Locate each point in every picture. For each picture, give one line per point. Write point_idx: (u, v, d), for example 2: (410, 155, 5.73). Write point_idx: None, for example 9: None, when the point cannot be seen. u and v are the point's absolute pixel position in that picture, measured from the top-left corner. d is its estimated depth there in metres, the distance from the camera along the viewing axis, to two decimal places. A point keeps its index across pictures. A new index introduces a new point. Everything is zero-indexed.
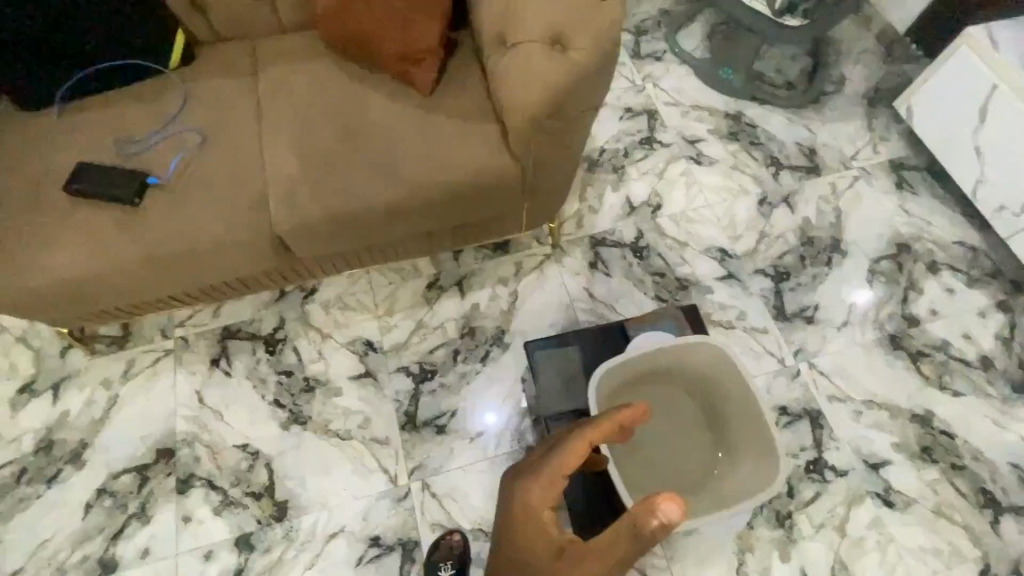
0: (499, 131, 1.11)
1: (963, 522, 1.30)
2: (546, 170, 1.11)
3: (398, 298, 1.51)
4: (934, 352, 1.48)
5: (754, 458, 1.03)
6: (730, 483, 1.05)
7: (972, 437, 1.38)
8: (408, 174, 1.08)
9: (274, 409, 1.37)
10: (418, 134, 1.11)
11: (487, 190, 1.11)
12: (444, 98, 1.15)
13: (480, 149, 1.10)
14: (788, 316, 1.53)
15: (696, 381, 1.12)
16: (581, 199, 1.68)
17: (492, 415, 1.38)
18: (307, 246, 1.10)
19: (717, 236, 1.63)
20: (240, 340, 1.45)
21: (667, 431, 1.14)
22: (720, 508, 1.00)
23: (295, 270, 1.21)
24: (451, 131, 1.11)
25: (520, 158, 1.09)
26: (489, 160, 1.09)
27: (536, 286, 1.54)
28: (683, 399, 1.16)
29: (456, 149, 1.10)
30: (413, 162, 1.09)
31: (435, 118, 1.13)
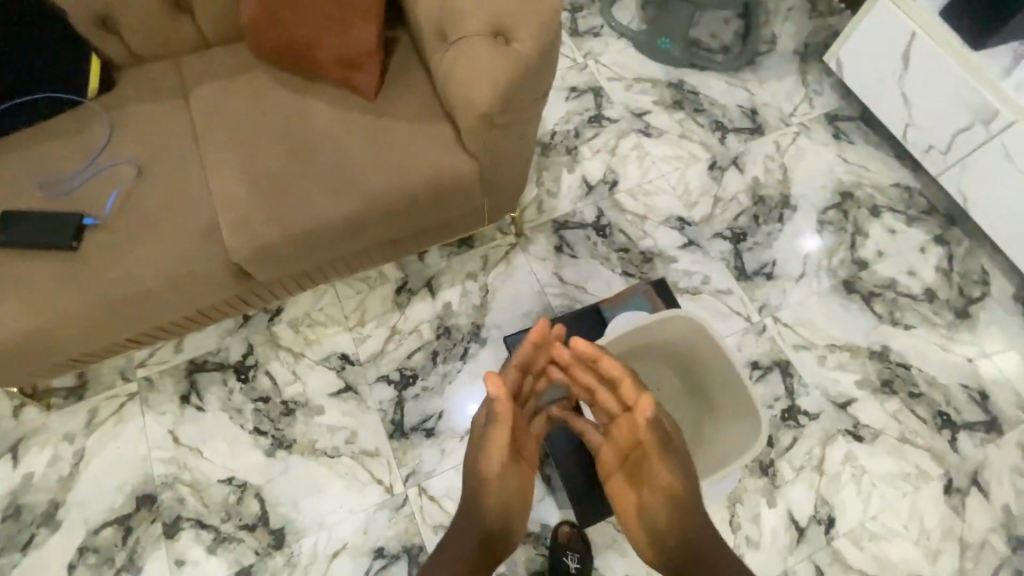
0: (452, 129, 1.10)
1: (926, 444, 1.40)
2: (504, 163, 1.10)
3: (368, 307, 1.49)
4: (883, 292, 1.58)
5: (736, 416, 1.09)
6: (717, 443, 1.11)
7: (925, 365, 1.49)
8: (364, 184, 1.05)
9: (256, 437, 1.34)
10: (369, 142, 1.08)
11: (448, 191, 1.10)
12: (392, 101, 1.12)
13: (435, 149, 1.08)
14: (749, 275, 1.59)
15: (672, 352, 1.16)
16: (538, 184, 1.68)
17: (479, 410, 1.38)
18: (269, 270, 1.06)
19: (674, 205, 1.67)
20: (208, 372, 1.39)
21: None
22: (713, 471, 1.06)
23: (257, 296, 1.16)
24: (402, 134, 1.09)
25: (477, 154, 1.08)
26: (446, 160, 1.07)
27: (506, 277, 1.54)
28: (662, 368, 1.18)
29: (409, 153, 1.07)
30: (368, 170, 1.06)
31: (384, 123, 1.10)
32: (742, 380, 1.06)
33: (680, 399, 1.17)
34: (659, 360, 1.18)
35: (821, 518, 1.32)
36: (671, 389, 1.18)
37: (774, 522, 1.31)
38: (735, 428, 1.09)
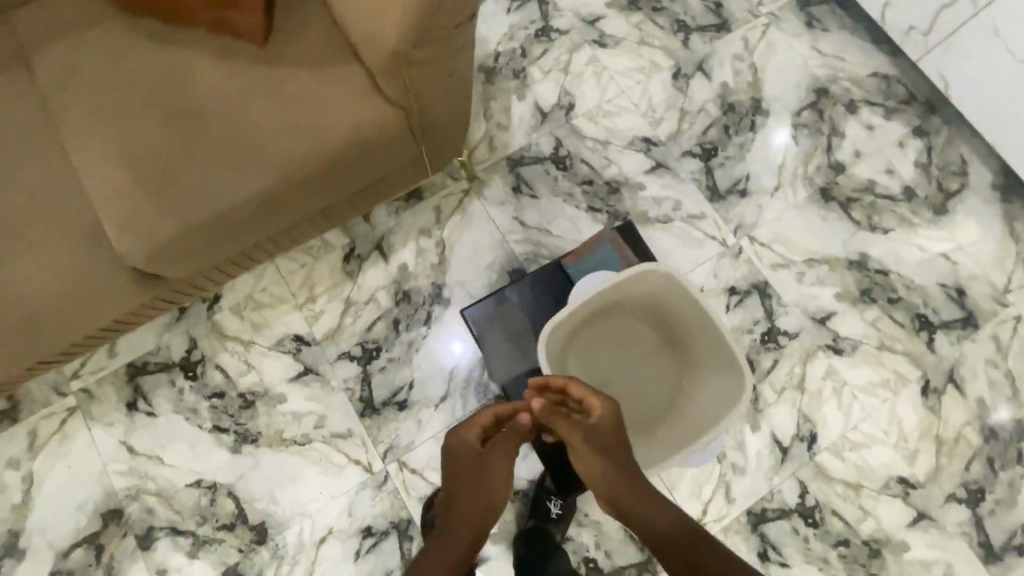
0: (365, 72, 0.91)
1: (904, 348, 1.39)
2: (435, 104, 0.94)
3: (317, 280, 1.36)
4: (861, 195, 1.50)
5: (718, 370, 1.08)
6: (703, 399, 1.10)
7: (903, 268, 1.45)
8: (271, 154, 0.89)
9: (218, 435, 1.25)
10: (268, 101, 0.90)
11: (374, 148, 0.94)
12: (287, 43, 0.92)
13: (349, 100, 0.90)
14: (722, 195, 1.48)
15: (646, 309, 1.12)
16: (486, 117, 1.50)
17: (459, 344, 1.33)
18: (179, 270, 0.92)
19: (638, 125, 1.52)
20: (152, 374, 1.28)
21: (633, 364, 1.14)
22: (704, 432, 1.04)
23: (177, 295, 1.02)
24: (306, 85, 0.90)
25: (400, 100, 0.91)
26: (365, 110, 0.90)
27: (462, 229, 1.41)
28: (640, 325, 1.15)
29: (318, 109, 0.90)
30: (274, 136, 0.89)
31: (281, 72, 0.91)
32: (727, 338, 1.04)
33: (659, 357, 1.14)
34: (636, 317, 1.14)
35: (804, 435, 1.32)
36: (649, 348, 1.14)
37: (759, 446, 1.31)
38: (720, 390, 1.07)
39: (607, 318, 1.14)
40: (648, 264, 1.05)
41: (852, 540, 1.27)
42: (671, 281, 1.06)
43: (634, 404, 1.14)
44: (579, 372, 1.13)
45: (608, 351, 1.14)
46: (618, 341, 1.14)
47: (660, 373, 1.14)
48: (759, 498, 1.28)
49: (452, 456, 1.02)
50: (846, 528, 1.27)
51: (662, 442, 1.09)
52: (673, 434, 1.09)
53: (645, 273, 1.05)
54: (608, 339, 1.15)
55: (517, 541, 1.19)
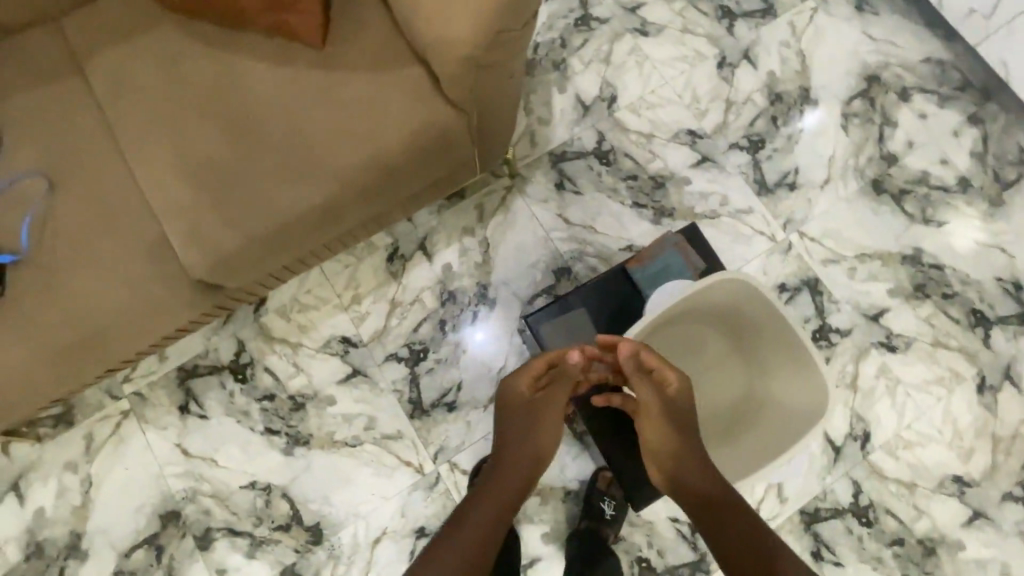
0: (424, 76, 0.89)
1: (959, 345, 1.36)
2: (496, 105, 0.91)
3: (361, 281, 1.35)
4: (914, 187, 1.45)
5: (792, 382, 1.09)
6: (774, 409, 1.11)
7: (958, 262, 1.41)
8: (330, 161, 0.87)
9: (270, 438, 1.26)
10: (326, 107, 0.88)
11: (434, 152, 0.92)
12: (343, 47, 0.90)
13: (408, 102, 0.88)
14: (771, 188, 1.44)
15: (716, 315, 1.15)
16: (526, 111, 1.47)
17: (480, 333, 1.33)
18: (241, 278, 0.91)
19: (683, 117, 1.48)
20: (203, 377, 1.29)
21: (700, 369, 1.17)
22: (782, 446, 1.05)
23: (232, 301, 1.01)
24: (364, 90, 0.88)
25: (462, 102, 0.88)
26: (424, 114, 0.88)
27: (505, 228, 1.39)
28: (708, 329, 1.17)
29: (377, 114, 0.88)
30: (334, 142, 0.87)
31: (338, 78, 0.89)
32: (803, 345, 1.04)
33: (727, 363, 1.17)
34: (706, 324, 1.17)
35: (857, 434, 1.30)
36: (716, 354, 1.17)
37: (812, 446, 1.29)
38: (797, 396, 1.08)
39: (675, 323, 1.15)
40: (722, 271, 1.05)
41: (907, 538, 1.26)
42: (744, 289, 1.06)
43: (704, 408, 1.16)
44: None
45: (676, 355, 1.17)
46: (686, 345, 1.17)
47: (730, 376, 1.16)
48: (812, 498, 1.27)
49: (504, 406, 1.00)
50: (900, 527, 1.26)
51: (736, 449, 1.11)
52: (749, 440, 1.10)
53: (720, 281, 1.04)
54: (676, 342, 1.17)
55: (571, 542, 1.18)
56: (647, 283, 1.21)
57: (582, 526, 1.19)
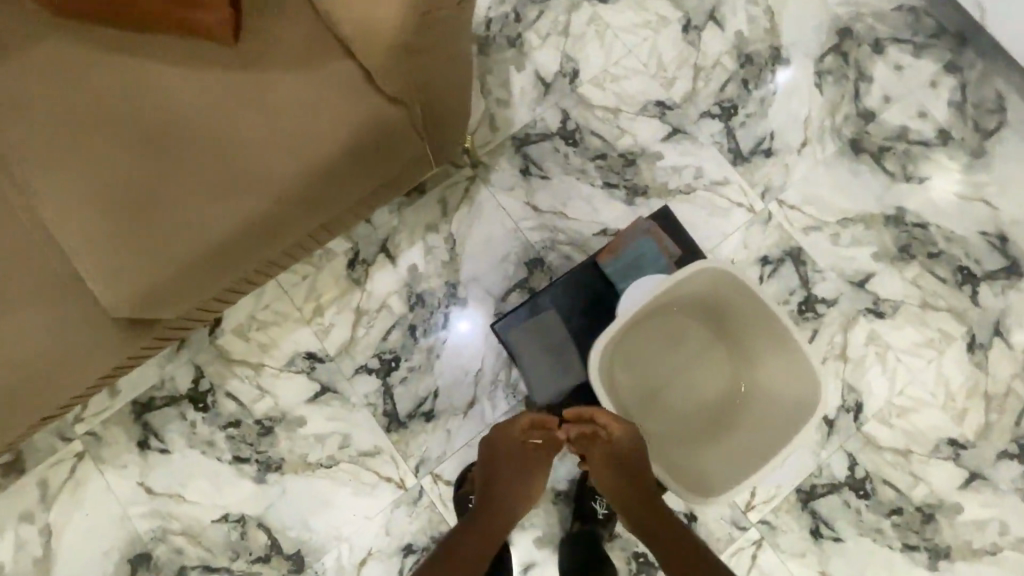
0: (358, 69, 0.80)
1: (947, 305, 1.32)
2: (441, 95, 0.83)
3: (322, 291, 1.26)
4: (893, 144, 1.40)
5: (785, 373, 1.05)
6: (766, 403, 1.08)
7: (942, 219, 1.36)
8: (263, 174, 0.79)
9: (239, 466, 1.19)
10: (252, 112, 0.79)
11: (376, 154, 0.83)
12: (265, 43, 0.80)
13: (341, 99, 0.79)
14: (747, 157, 1.37)
15: (701, 305, 1.11)
16: (483, 94, 1.37)
17: (465, 322, 1.26)
18: (177, 310, 0.83)
19: (650, 88, 1.39)
20: (160, 409, 1.20)
21: (687, 364, 1.13)
22: (775, 445, 1.02)
23: (175, 330, 0.93)
24: (293, 90, 0.79)
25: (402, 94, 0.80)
26: (360, 112, 0.80)
27: (471, 221, 1.31)
28: (690, 318, 1.13)
29: (310, 116, 0.79)
30: (264, 152, 0.79)
31: (263, 77, 0.79)
32: (794, 335, 1.00)
33: (716, 356, 1.12)
34: (690, 316, 1.13)
35: (849, 405, 1.27)
36: (703, 346, 1.13)
37: None
38: (790, 382, 1.05)
39: (655, 315, 1.11)
40: (702, 259, 1.01)
41: (905, 507, 1.23)
42: (725, 276, 1.02)
43: (694, 401, 1.12)
44: (630, 376, 1.12)
45: (660, 349, 1.13)
46: (670, 340, 1.13)
47: (717, 365, 1.12)
48: (808, 475, 1.24)
49: (491, 455, 0.97)
50: (898, 496, 1.24)
51: (732, 441, 1.08)
52: (742, 434, 1.08)
53: (700, 270, 1.00)
54: (658, 334, 1.13)
55: (564, 547, 1.13)
56: (621, 272, 1.22)
57: (574, 529, 1.15)
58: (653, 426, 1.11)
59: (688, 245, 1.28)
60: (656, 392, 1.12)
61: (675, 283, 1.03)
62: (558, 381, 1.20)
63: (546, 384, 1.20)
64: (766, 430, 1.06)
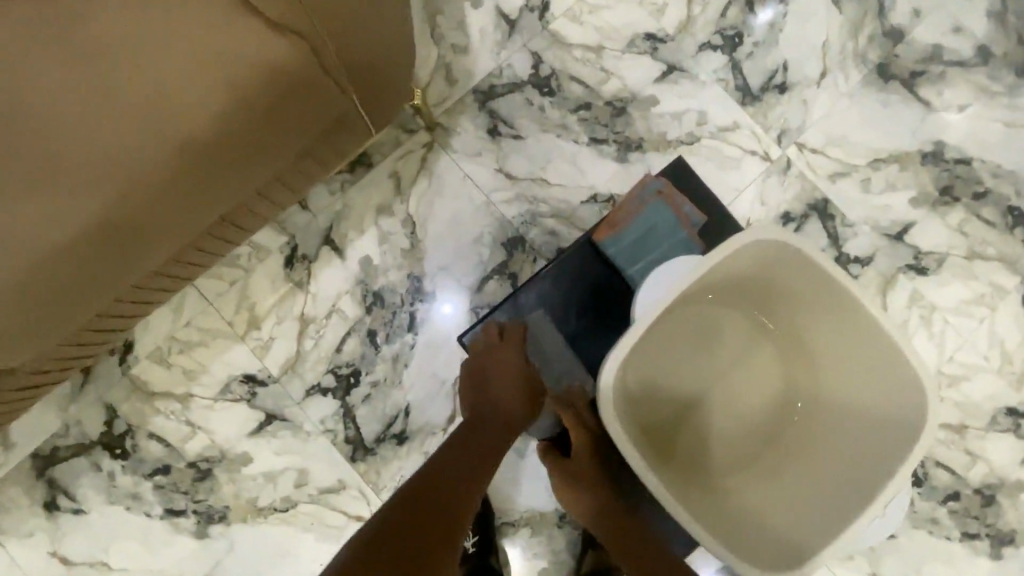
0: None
1: (998, 253, 1.13)
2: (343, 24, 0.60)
3: (256, 299, 1.03)
4: (927, 67, 1.17)
5: (859, 388, 0.90)
6: (831, 422, 0.93)
7: (987, 153, 1.16)
8: (104, 155, 0.57)
9: (174, 521, 0.98)
10: (70, 60, 0.55)
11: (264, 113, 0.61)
12: None
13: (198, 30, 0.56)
14: (757, 95, 1.15)
15: (756, 295, 0.94)
16: (434, 39, 1.11)
17: (447, 308, 1.05)
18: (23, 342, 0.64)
19: (637, 18, 1.15)
20: (68, 461, 0.97)
21: (735, 367, 0.97)
22: (846, 476, 0.88)
23: (66, 356, 0.77)
24: (127, 22, 0.54)
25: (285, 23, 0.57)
26: (227, 48, 0.57)
27: (432, 198, 1.07)
28: (723, 311, 0.96)
29: (158, 64, 0.56)
30: (99, 120, 0.56)
31: (78, 4, 0.54)
32: (885, 341, 0.84)
33: (771, 359, 0.96)
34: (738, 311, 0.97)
35: None
36: (756, 347, 0.97)
37: None
38: (855, 385, 0.90)
39: (681, 315, 0.93)
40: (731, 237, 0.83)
41: (962, 491, 1.07)
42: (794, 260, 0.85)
43: (736, 419, 0.96)
44: (664, 381, 0.95)
45: (702, 350, 0.96)
46: (715, 338, 0.96)
47: (766, 370, 0.96)
48: None
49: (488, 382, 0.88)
50: (954, 479, 1.07)
51: (787, 465, 0.93)
52: (799, 458, 0.93)
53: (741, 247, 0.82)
54: (688, 339, 0.95)
55: None
56: (629, 249, 1.00)
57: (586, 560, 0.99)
58: (686, 452, 0.96)
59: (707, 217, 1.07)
60: (685, 411, 0.97)
61: (720, 266, 0.85)
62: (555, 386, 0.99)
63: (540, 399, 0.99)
64: (830, 453, 0.91)
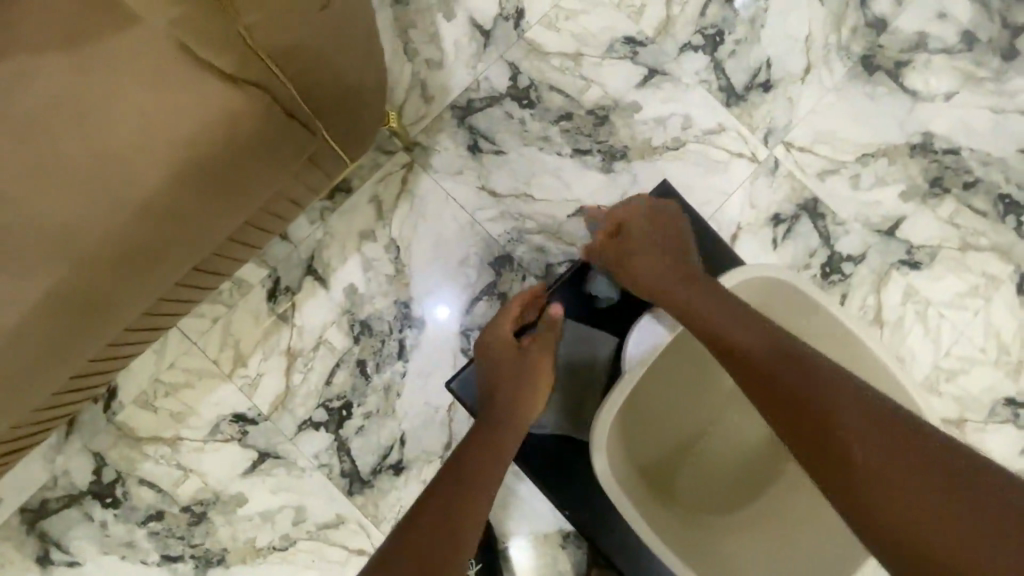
0: (178, 46, 0.55)
1: (990, 244, 1.12)
2: (296, 68, 0.57)
3: (240, 335, 1.00)
4: (912, 57, 1.15)
5: None
6: None
7: (975, 142, 1.14)
8: (61, 227, 0.55)
9: (171, 567, 0.96)
10: (38, 132, 0.55)
11: (225, 169, 0.58)
12: (39, 26, 0.56)
13: (151, 94, 0.55)
14: (741, 95, 1.12)
15: None
16: (408, 54, 1.07)
17: (436, 334, 1.03)
18: None
19: (615, 21, 1.11)
20: (57, 513, 0.95)
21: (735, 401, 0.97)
22: None
23: (49, 416, 0.75)
24: (88, 92, 0.55)
25: (236, 75, 0.55)
26: (179, 106, 0.55)
27: (415, 222, 1.04)
28: None
29: (113, 129, 0.54)
30: (60, 189, 0.54)
31: (39, 82, 0.55)
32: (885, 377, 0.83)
33: None
34: None
35: None
36: None
37: None
38: None
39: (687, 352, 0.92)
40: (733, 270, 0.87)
41: None
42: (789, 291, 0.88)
43: (736, 445, 0.96)
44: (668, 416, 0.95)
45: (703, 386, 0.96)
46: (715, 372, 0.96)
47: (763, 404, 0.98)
48: None
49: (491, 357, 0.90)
50: None
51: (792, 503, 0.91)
52: None
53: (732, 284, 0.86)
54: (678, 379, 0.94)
55: None
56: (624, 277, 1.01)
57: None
58: (685, 492, 0.93)
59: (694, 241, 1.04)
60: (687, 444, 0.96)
61: None
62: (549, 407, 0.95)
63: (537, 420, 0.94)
64: None
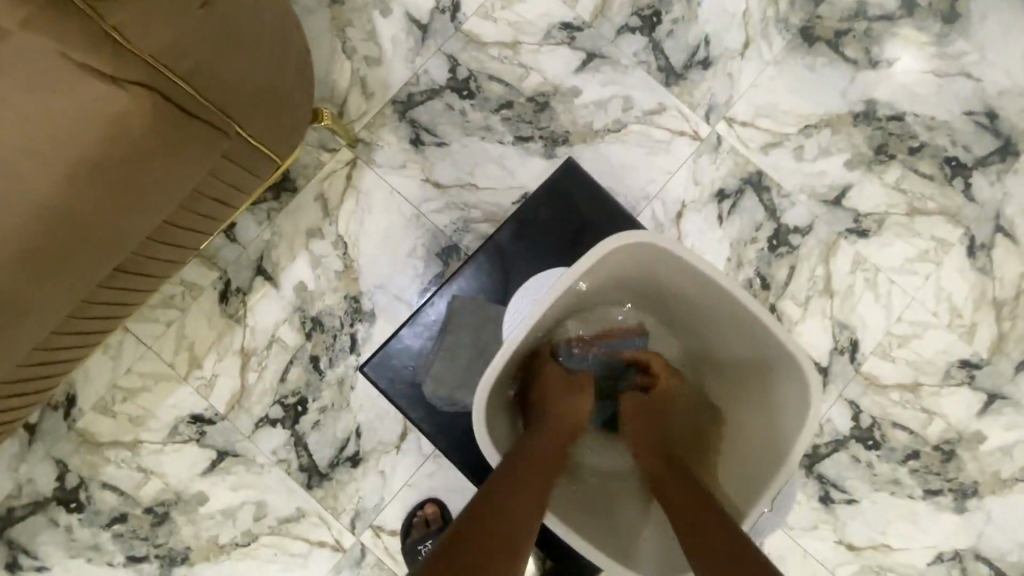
0: (56, 52, 0.55)
1: (939, 207, 1.12)
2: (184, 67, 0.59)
3: (194, 338, 1.02)
4: (852, 25, 1.15)
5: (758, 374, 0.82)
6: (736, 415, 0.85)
7: (920, 106, 1.14)
8: None
9: (137, 567, 0.98)
10: None
11: (123, 169, 0.59)
12: None
13: (35, 99, 0.55)
14: (680, 73, 1.13)
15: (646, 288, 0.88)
16: (346, 52, 1.09)
17: (386, 327, 1.04)
18: None
19: (551, 7, 1.12)
20: (23, 520, 0.97)
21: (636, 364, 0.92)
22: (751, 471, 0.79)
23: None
24: None
25: (121, 76, 0.56)
26: (66, 110, 0.55)
27: (361, 217, 1.06)
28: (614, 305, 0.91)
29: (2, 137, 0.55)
30: None
31: None
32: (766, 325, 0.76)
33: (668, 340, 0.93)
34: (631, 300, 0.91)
35: (842, 346, 1.09)
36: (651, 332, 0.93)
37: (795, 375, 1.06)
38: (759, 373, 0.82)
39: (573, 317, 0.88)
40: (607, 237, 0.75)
41: (921, 449, 1.07)
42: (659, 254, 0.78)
43: None
44: None
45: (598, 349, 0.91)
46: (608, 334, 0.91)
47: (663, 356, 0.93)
48: None
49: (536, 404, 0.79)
50: (912, 438, 1.08)
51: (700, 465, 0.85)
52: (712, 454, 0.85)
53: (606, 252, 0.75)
54: None
55: None
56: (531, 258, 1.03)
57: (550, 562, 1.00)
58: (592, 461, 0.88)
59: (594, 217, 1.04)
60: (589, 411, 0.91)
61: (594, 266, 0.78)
62: (467, 387, 0.95)
63: (452, 401, 0.95)
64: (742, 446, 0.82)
